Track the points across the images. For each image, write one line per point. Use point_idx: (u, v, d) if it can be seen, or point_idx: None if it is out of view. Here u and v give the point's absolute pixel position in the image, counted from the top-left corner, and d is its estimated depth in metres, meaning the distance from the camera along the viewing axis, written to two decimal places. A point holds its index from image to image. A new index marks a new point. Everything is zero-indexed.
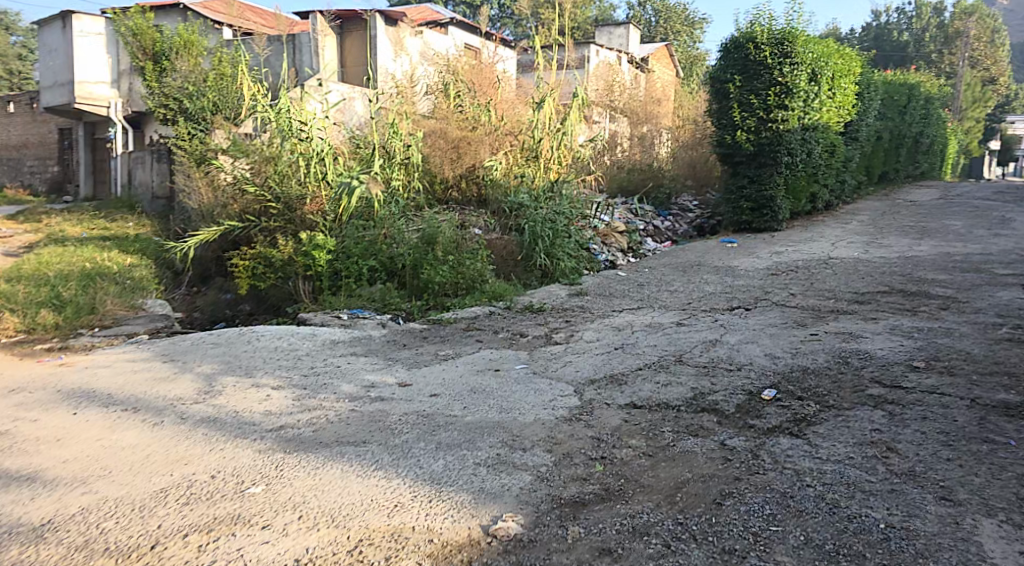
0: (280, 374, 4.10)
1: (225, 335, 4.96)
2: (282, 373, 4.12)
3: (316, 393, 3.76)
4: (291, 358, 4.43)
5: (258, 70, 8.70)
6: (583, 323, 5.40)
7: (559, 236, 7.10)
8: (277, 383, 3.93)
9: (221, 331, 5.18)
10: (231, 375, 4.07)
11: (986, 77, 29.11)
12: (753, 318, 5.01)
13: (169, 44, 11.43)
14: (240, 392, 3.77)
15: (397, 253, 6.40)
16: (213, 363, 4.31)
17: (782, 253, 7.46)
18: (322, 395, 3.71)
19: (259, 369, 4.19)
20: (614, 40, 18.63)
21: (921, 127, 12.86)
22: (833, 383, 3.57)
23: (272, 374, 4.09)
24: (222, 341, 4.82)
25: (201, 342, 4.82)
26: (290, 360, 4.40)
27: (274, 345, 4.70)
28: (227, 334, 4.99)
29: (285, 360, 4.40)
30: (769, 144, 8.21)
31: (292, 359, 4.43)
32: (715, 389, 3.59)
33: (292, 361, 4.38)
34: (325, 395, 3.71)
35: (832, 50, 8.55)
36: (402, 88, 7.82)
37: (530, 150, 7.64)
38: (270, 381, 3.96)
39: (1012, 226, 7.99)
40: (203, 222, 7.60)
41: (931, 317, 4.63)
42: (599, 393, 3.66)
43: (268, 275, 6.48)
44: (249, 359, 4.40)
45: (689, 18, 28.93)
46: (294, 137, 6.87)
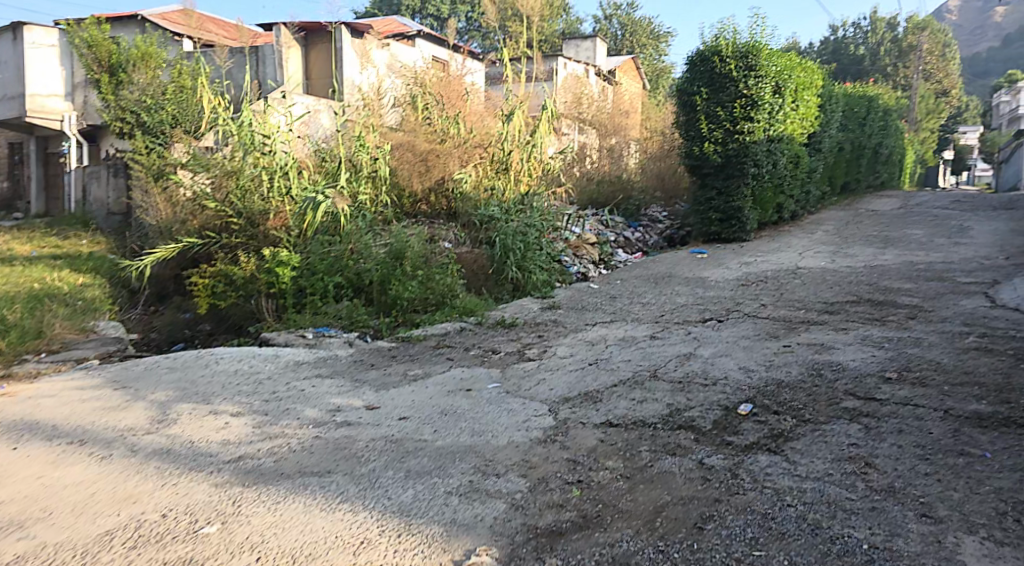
0: (240, 400, 3.96)
1: (181, 359, 4.79)
2: (242, 399, 3.97)
3: (278, 419, 3.63)
4: (251, 383, 4.27)
5: (220, 83, 8.53)
6: (556, 338, 5.34)
7: (530, 249, 7.04)
8: (237, 410, 3.79)
9: (177, 354, 5.02)
10: (187, 403, 3.91)
11: (940, 89, 29.93)
12: (725, 330, 4.99)
13: (126, 56, 11.18)
14: (197, 421, 3.62)
15: (364, 268, 6.26)
16: (168, 390, 4.15)
17: (750, 264, 7.49)
18: (285, 422, 3.58)
19: (217, 395, 4.04)
20: (580, 54, 18.73)
21: (880, 138, 13.10)
22: (808, 397, 3.54)
23: (231, 400, 3.95)
24: (179, 366, 4.65)
25: (156, 367, 4.64)
26: (250, 385, 4.24)
27: (234, 370, 4.54)
28: (183, 358, 4.82)
29: (245, 385, 4.24)
30: (736, 156, 8.27)
31: (252, 384, 4.27)
32: (691, 404, 3.54)
33: (252, 386, 4.23)
34: (286, 422, 3.58)
35: (794, 63, 8.64)
36: (368, 101, 7.72)
37: (500, 162, 7.64)
38: (229, 408, 3.82)
39: (972, 234, 8.13)
40: (162, 239, 7.38)
41: (900, 327, 4.64)
42: (574, 412, 3.59)
43: (229, 293, 6.30)
44: (206, 384, 4.24)
45: (654, 32, 29.27)
46: (256, 151, 6.71)
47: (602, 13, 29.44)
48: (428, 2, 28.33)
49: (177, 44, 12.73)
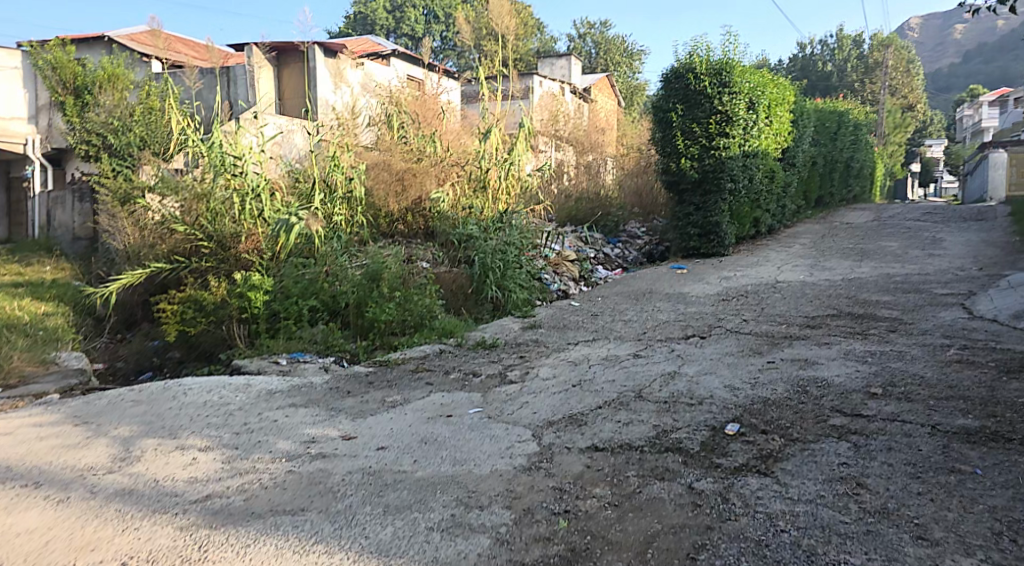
0: (209, 433, 3.84)
1: (147, 392, 4.66)
2: (211, 432, 3.86)
3: (248, 453, 3.53)
4: (221, 415, 4.16)
5: (190, 104, 8.37)
6: (538, 359, 5.26)
7: (510, 268, 6.95)
8: (205, 444, 3.68)
9: (142, 386, 4.88)
10: (152, 438, 3.79)
11: (906, 104, 30.57)
12: (709, 347, 4.94)
13: (92, 78, 10.99)
14: (163, 458, 3.50)
15: (339, 291, 6.14)
16: (132, 425, 4.01)
17: (730, 278, 7.49)
18: (256, 456, 3.49)
19: (184, 429, 3.92)
20: (556, 72, 18.84)
21: (852, 152, 13.28)
22: (795, 415, 3.49)
23: (199, 434, 3.83)
24: (144, 399, 4.51)
25: (120, 401, 4.49)
26: (220, 417, 4.13)
27: (203, 401, 4.43)
28: (149, 391, 4.68)
29: (214, 418, 4.12)
30: (712, 171, 8.30)
31: (222, 416, 4.16)
32: (677, 425, 3.52)
33: (221, 418, 4.12)
34: (257, 455, 3.49)
35: (767, 79, 8.70)
36: (343, 120, 7.61)
37: (478, 180, 7.58)
38: (197, 443, 3.70)
39: (945, 246, 8.22)
40: (130, 265, 7.23)
41: (881, 341, 4.61)
42: (559, 437, 3.56)
43: (199, 320, 6.12)
44: (173, 418, 4.11)
45: (627, 50, 29.59)
46: (227, 172, 6.56)
47: (576, 32, 29.73)
48: (403, 23, 28.39)
49: (146, 66, 12.55)
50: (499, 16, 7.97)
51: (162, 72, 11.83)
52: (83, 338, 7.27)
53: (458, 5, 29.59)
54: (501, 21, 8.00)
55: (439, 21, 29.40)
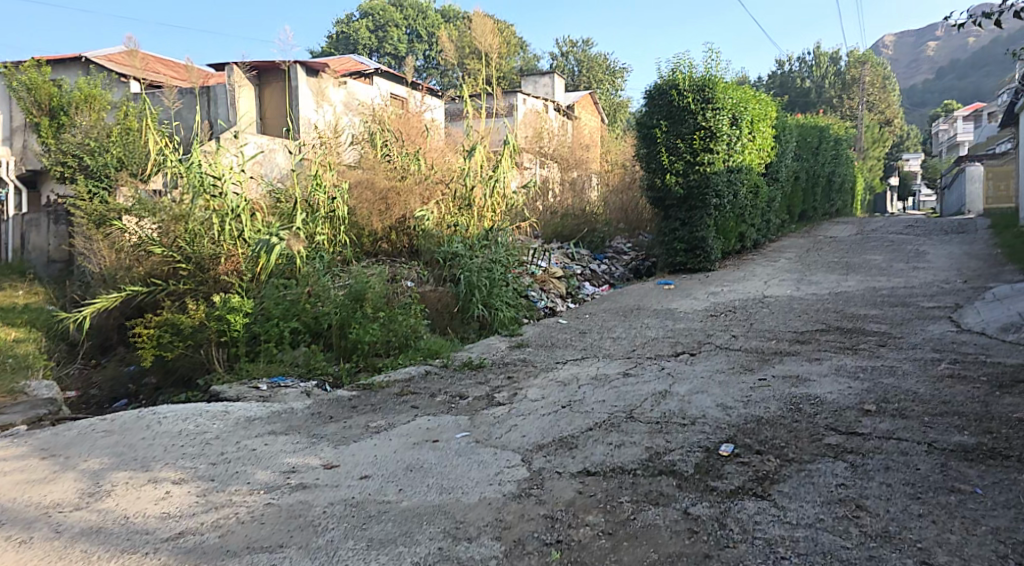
0: (184, 465, 3.77)
1: (119, 421, 4.55)
2: (186, 463, 3.79)
3: (225, 485, 3.47)
4: (196, 445, 4.09)
5: (168, 125, 8.24)
6: (526, 379, 5.17)
7: (496, 286, 6.87)
8: (179, 476, 3.60)
9: (114, 415, 4.77)
10: (124, 471, 3.70)
11: (884, 119, 31.00)
12: (699, 365, 4.87)
13: (68, 98, 10.86)
14: (134, 492, 3.40)
15: (322, 312, 6.03)
16: (102, 457, 3.91)
17: (717, 294, 7.45)
18: (233, 487, 3.43)
19: (157, 461, 3.83)
20: (539, 90, 18.91)
21: (833, 167, 13.39)
22: (790, 434, 3.42)
23: (174, 466, 3.76)
24: (116, 428, 4.41)
25: (91, 431, 4.37)
26: (195, 447, 4.06)
27: (177, 430, 4.35)
28: (122, 420, 4.58)
29: (189, 447, 4.05)
30: (697, 187, 8.30)
31: (198, 445, 4.09)
32: (671, 447, 3.45)
33: (197, 447, 4.05)
34: (234, 487, 3.43)
35: (749, 95, 8.73)
36: (325, 138, 7.49)
37: (462, 199, 7.52)
38: (171, 475, 3.62)
39: (928, 259, 8.24)
40: (106, 289, 7.08)
41: (872, 355, 4.57)
42: (549, 461, 3.50)
43: (176, 343, 5.96)
44: (146, 449, 4.03)
45: (609, 68, 29.82)
46: (206, 194, 6.46)
47: (558, 50, 29.93)
48: (385, 42, 28.45)
49: (123, 86, 12.41)
50: (482, 35, 7.93)
51: (140, 92, 11.69)
52: (55, 365, 7.08)
53: (440, 24, 29.70)
54: (484, 40, 7.95)
55: (422, 40, 29.48)
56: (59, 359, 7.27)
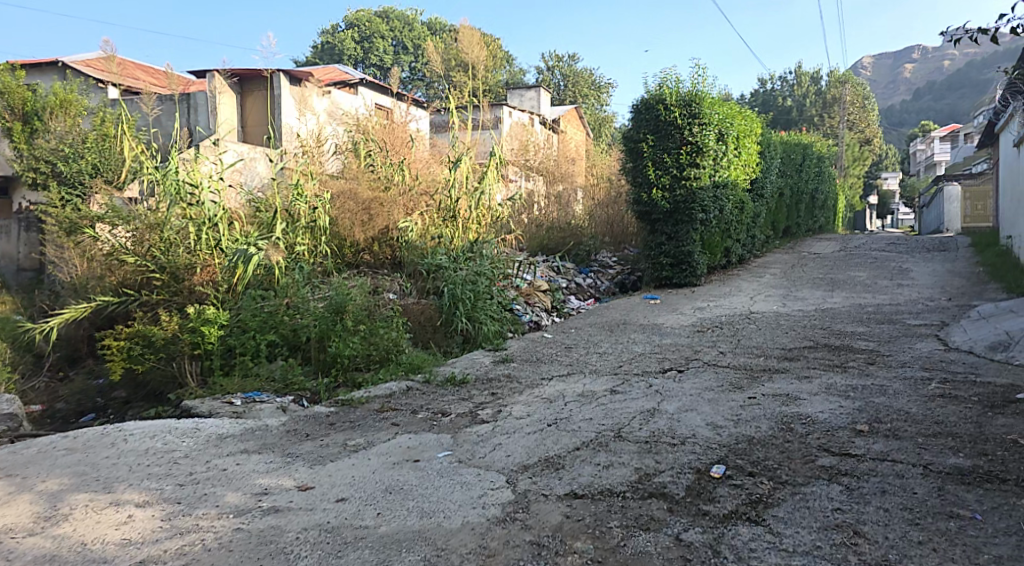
0: (148, 486, 3.67)
1: (83, 438, 4.42)
2: (152, 485, 3.68)
3: (191, 509, 3.39)
4: (163, 465, 3.96)
5: (146, 131, 8.05)
6: (511, 396, 5.05)
7: (480, 298, 6.77)
8: (143, 499, 3.52)
9: (79, 431, 4.63)
10: (84, 493, 3.60)
11: (864, 138, 31.39)
12: (688, 382, 4.78)
13: (42, 103, 10.68)
14: (93, 515, 3.34)
15: (300, 324, 5.88)
16: (63, 477, 3.81)
17: (703, 309, 7.40)
18: (199, 512, 3.35)
19: (120, 481, 3.73)
20: (525, 103, 18.90)
21: (816, 184, 13.45)
22: (781, 455, 3.35)
23: (138, 487, 3.65)
24: (80, 447, 4.28)
25: (52, 450, 4.26)
26: (162, 467, 3.93)
27: (143, 449, 4.21)
28: (86, 438, 4.43)
29: (155, 467, 3.93)
30: (684, 202, 8.26)
31: (165, 465, 3.96)
32: (661, 468, 3.39)
33: (164, 467, 3.92)
34: (201, 511, 3.35)
35: (735, 112, 8.73)
36: (307, 148, 7.41)
37: (447, 210, 7.42)
38: (134, 497, 3.54)
39: (912, 276, 8.24)
40: (75, 299, 6.87)
41: (862, 374, 4.51)
42: (535, 482, 3.43)
43: (148, 356, 5.81)
44: (109, 469, 3.91)
45: (595, 82, 29.93)
46: (182, 202, 6.31)
47: (545, 64, 30.01)
48: (370, 53, 28.38)
49: (101, 92, 12.20)
50: (468, 45, 7.96)
51: (118, 97, 11.49)
52: (20, 377, 6.87)
53: (426, 36, 29.73)
54: (470, 51, 8.00)
55: (408, 52, 29.49)
56: (24, 370, 7.04)
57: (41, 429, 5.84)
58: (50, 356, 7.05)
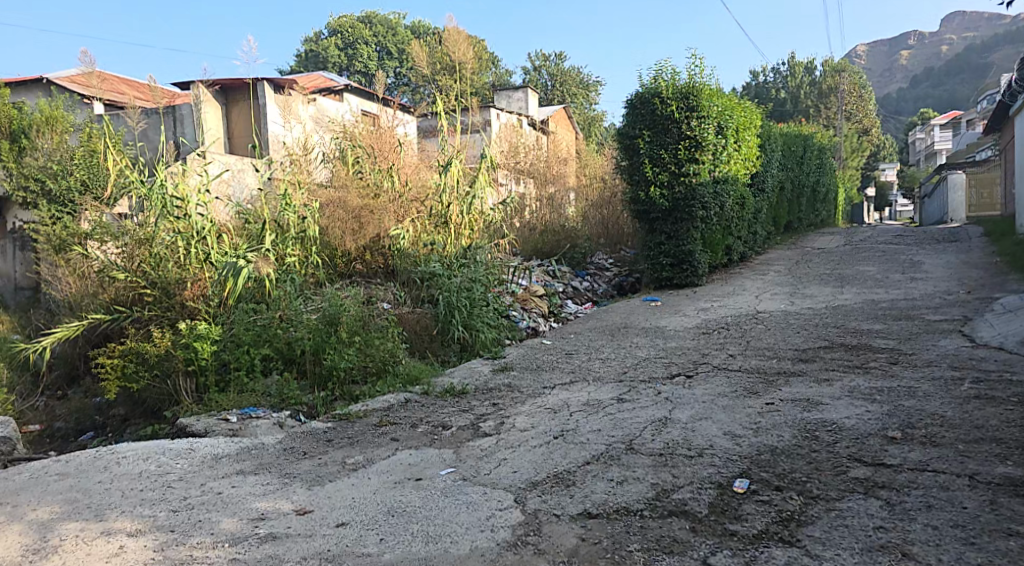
0: (142, 513, 3.44)
1: (76, 462, 4.18)
2: (145, 511, 3.45)
3: (187, 537, 3.17)
4: (157, 489, 3.72)
5: (131, 145, 7.81)
6: (513, 406, 4.80)
7: (477, 306, 6.54)
8: (137, 526, 3.30)
9: (71, 454, 4.39)
10: (77, 521, 3.39)
11: (861, 128, 31.14)
12: (699, 388, 4.54)
13: (27, 120, 10.47)
14: (86, 546, 3.14)
15: (295, 338, 5.63)
16: (54, 505, 3.59)
17: (708, 309, 7.18)
18: (195, 540, 3.13)
19: (114, 508, 3.51)
20: (512, 104, 18.68)
21: (818, 176, 13.21)
22: (809, 467, 3.12)
23: (132, 514, 3.43)
24: (72, 471, 4.04)
25: (45, 475, 4.03)
26: (156, 491, 3.69)
27: (138, 472, 3.96)
28: (77, 461, 4.19)
29: (151, 491, 3.69)
30: (683, 199, 8.02)
31: (159, 489, 3.72)
32: (679, 483, 3.14)
33: (158, 492, 3.68)
34: (196, 539, 3.14)
35: (734, 103, 8.47)
36: (294, 157, 7.20)
37: (438, 215, 7.16)
38: (127, 525, 3.32)
39: (925, 269, 8.01)
40: (70, 317, 6.63)
41: (886, 375, 4.26)
42: (545, 501, 3.19)
43: (142, 374, 5.59)
44: (101, 495, 3.67)
45: (582, 81, 29.77)
46: (170, 215, 6.05)
47: (531, 64, 29.77)
48: (354, 59, 28.26)
49: (85, 106, 11.97)
50: (454, 44, 7.71)
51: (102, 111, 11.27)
52: (17, 397, 6.67)
53: (410, 40, 29.47)
54: (456, 50, 7.74)
55: (392, 56, 29.29)
56: (21, 391, 6.87)
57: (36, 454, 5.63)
58: (47, 376, 6.84)
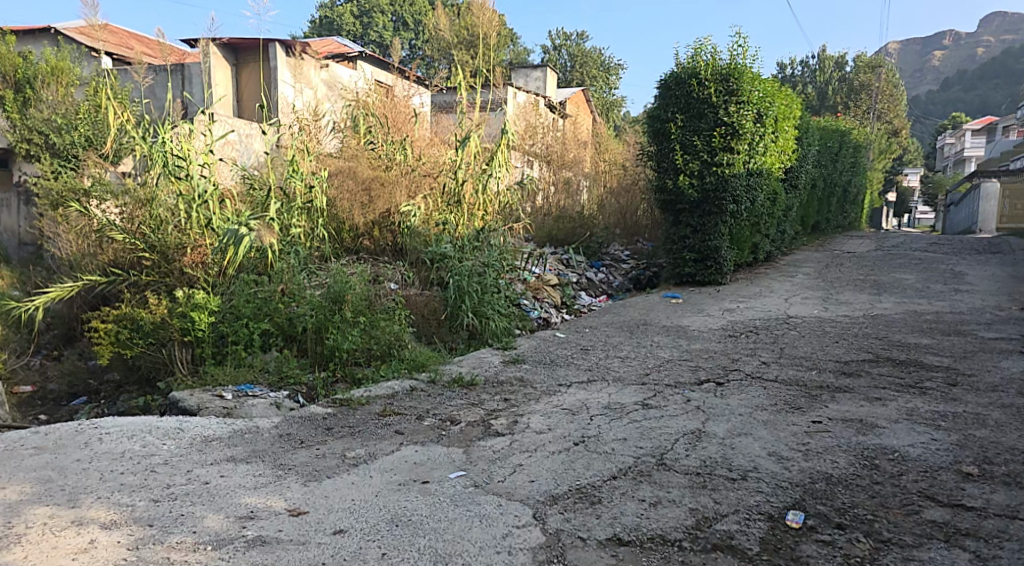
0: (119, 501, 3.05)
1: (56, 435, 3.79)
2: (122, 499, 3.06)
3: (166, 534, 2.78)
4: (139, 473, 3.33)
5: (139, 103, 7.40)
6: (527, 404, 4.40)
7: (488, 292, 6.14)
8: (111, 517, 2.91)
9: (51, 425, 4.02)
10: (46, 506, 3.00)
11: (891, 128, 30.37)
12: (734, 399, 4.11)
13: (32, 70, 9.80)
14: (53, 538, 2.75)
15: (296, 313, 5.22)
16: (25, 484, 3.21)
17: (733, 310, 6.75)
18: (175, 539, 2.75)
19: (89, 493, 3.12)
20: (530, 83, 18.19)
21: (850, 176, 12.70)
22: (873, 503, 2.72)
23: (106, 502, 3.04)
24: (50, 445, 3.66)
25: (19, 448, 3.64)
26: (137, 476, 3.30)
27: (120, 452, 3.57)
28: (57, 435, 3.80)
29: (131, 476, 3.30)
30: (713, 190, 7.53)
31: (141, 474, 3.33)
32: (722, 511, 2.74)
33: (139, 477, 3.29)
34: (176, 538, 2.75)
35: (776, 90, 7.93)
36: (304, 122, 6.78)
37: (451, 194, 6.76)
38: (100, 515, 2.93)
39: (968, 281, 7.59)
40: (69, 277, 6.21)
41: (947, 398, 3.87)
42: (569, 519, 2.80)
43: (136, 341, 5.22)
44: (77, 476, 3.28)
45: (604, 63, 29.26)
46: (172, 174, 5.62)
47: (552, 43, 29.18)
48: (369, 29, 27.78)
49: (94, 60, 11.51)
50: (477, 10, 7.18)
51: (111, 66, 10.84)
52: (10, 354, 6.33)
53: (427, 11, 28.78)
54: (480, 15, 7.26)
55: (407, 28, 28.79)
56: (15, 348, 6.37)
57: (23, 420, 5.27)
58: (44, 335, 6.48)
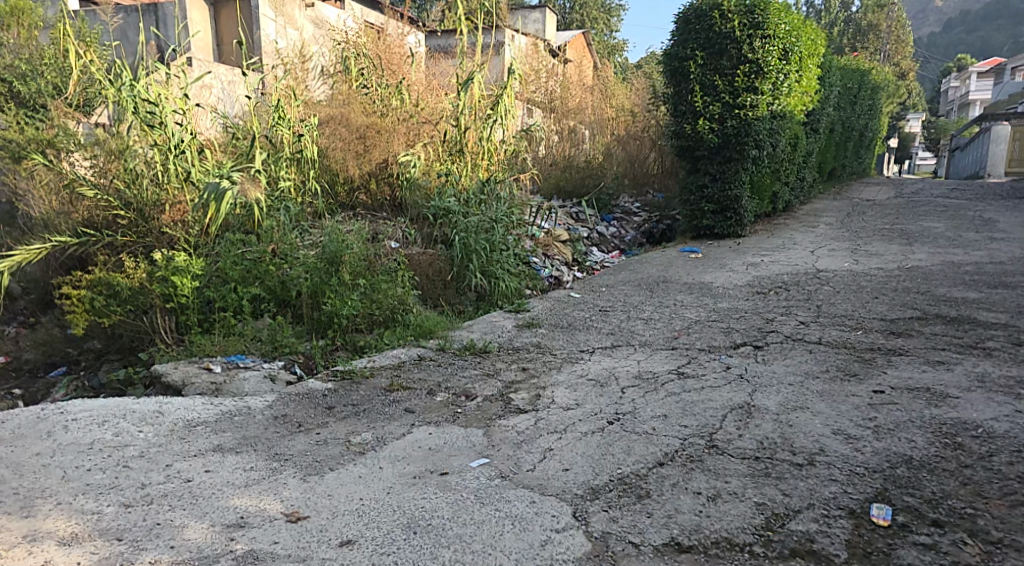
0: (83, 507, 2.69)
1: (12, 424, 3.40)
2: (88, 505, 2.70)
3: (137, 553, 2.43)
4: (109, 470, 2.96)
5: (107, 46, 6.80)
6: (549, 374, 4.02)
7: (496, 251, 5.71)
8: (71, 530, 2.55)
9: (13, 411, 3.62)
10: None
11: (898, 70, 29.53)
12: (780, 366, 3.74)
13: None
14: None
15: (290, 276, 4.80)
16: None
17: (758, 264, 6.34)
18: (144, 559, 2.40)
19: (48, 498, 2.75)
20: (529, 24, 17.44)
21: (866, 120, 12.17)
22: (968, 492, 2.40)
23: (67, 509, 2.68)
24: (8, 436, 3.29)
25: None
26: (107, 474, 2.93)
27: (88, 443, 3.20)
28: (15, 423, 3.41)
29: (100, 474, 2.92)
30: (735, 135, 7.04)
31: (112, 470, 2.96)
32: (793, 507, 2.39)
33: (109, 475, 2.92)
34: (149, 557, 2.41)
35: (803, 25, 7.37)
36: (290, 64, 6.32)
37: (453, 142, 6.20)
38: (60, 527, 2.57)
39: (1001, 228, 7.20)
40: (32, 234, 5.71)
41: (1019, 361, 3.52)
42: (616, 519, 2.45)
43: (113, 309, 4.77)
44: (35, 476, 2.91)
45: (604, 4, 28.27)
46: (141, 122, 5.01)
47: None
48: None
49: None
50: None
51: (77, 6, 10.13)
52: None
53: None
54: None
55: None
56: None
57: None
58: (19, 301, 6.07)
